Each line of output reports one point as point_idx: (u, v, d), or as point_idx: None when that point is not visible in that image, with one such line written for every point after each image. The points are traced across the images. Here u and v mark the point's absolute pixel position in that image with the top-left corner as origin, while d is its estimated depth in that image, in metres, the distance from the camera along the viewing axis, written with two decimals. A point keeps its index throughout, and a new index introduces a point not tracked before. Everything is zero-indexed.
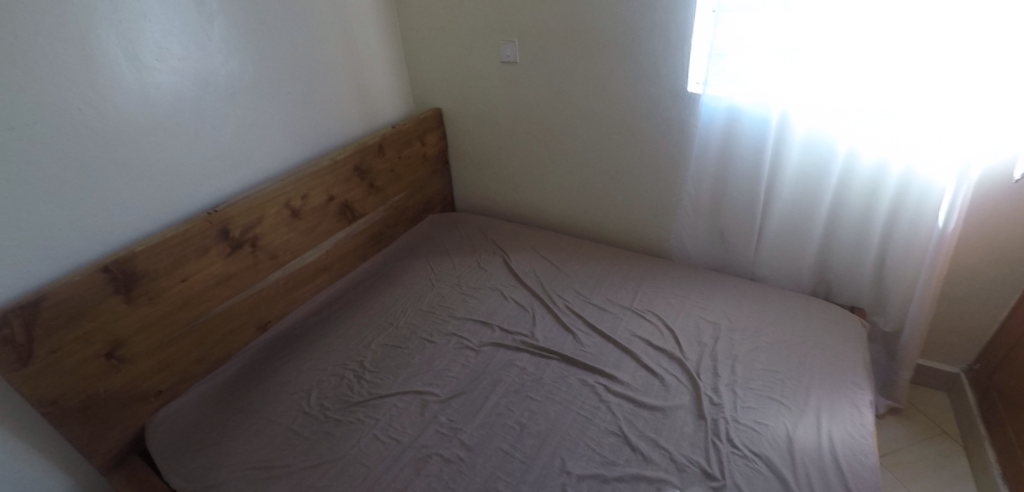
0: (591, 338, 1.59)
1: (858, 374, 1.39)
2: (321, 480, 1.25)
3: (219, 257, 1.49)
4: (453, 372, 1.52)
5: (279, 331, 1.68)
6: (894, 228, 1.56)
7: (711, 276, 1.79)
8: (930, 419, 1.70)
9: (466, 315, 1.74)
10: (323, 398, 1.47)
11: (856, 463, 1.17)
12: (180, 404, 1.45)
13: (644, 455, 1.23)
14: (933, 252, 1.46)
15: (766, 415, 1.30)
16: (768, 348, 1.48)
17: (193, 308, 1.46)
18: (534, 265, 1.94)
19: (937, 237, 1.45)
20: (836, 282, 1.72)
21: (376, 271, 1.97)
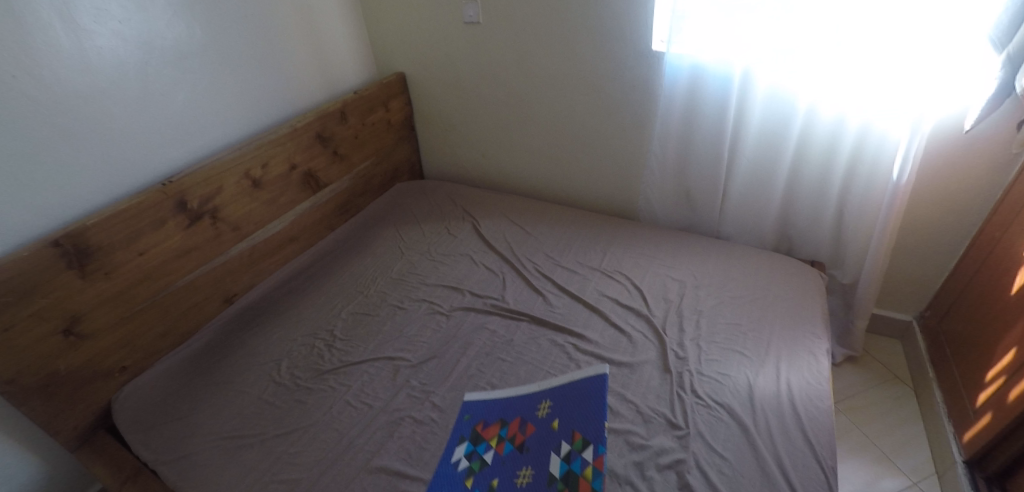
0: (560, 299, 1.61)
1: (815, 325, 1.45)
2: (294, 446, 1.26)
3: (178, 229, 1.45)
4: (424, 338, 1.53)
5: (246, 303, 1.65)
6: (852, 183, 1.60)
7: (678, 235, 1.82)
8: (883, 365, 1.78)
9: (436, 281, 1.74)
10: (294, 368, 1.47)
11: (812, 408, 1.24)
12: (145, 379, 1.43)
13: (611, 408, 1.27)
14: (888, 206, 1.52)
15: (728, 367, 1.34)
16: (731, 303, 1.53)
17: (154, 282, 1.42)
18: (504, 229, 1.95)
19: (892, 190, 1.50)
20: (798, 238, 1.77)
21: (345, 241, 1.95)
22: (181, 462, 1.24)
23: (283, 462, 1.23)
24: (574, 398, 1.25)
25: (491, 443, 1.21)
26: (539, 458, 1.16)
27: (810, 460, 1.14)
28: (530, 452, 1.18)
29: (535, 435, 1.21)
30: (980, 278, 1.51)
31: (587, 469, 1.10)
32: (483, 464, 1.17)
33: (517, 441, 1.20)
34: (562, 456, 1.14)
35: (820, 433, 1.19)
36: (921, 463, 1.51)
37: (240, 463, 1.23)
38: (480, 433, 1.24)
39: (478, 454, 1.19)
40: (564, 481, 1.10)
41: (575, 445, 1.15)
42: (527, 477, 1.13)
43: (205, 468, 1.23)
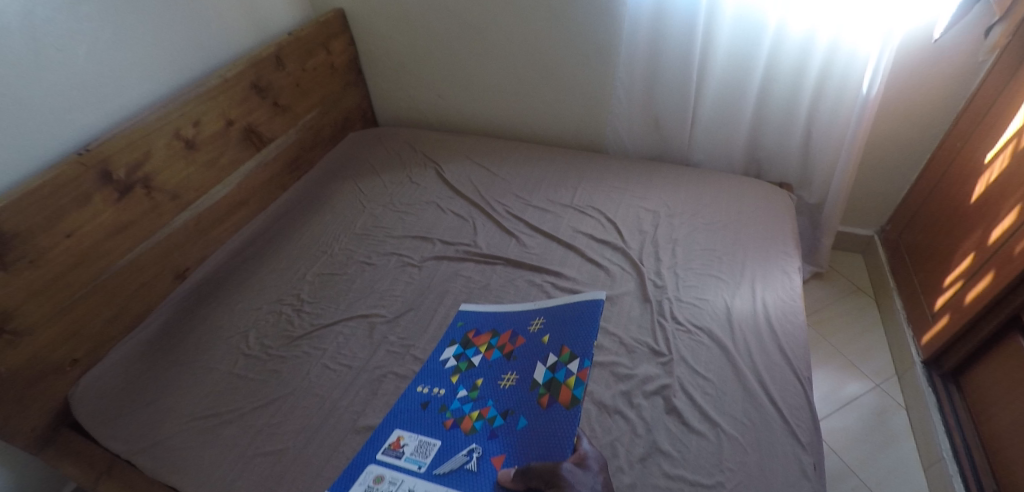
0: (534, 239, 1.57)
1: (786, 243, 1.47)
2: (274, 417, 1.21)
3: (107, 204, 1.32)
4: (397, 291, 1.48)
5: (201, 276, 1.56)
6: (820, 101, 1.58)
7: (647, 165, 1.79)
8: (846, 278, 1.85)
9: (404, 233, 1.67)
10: (263, 337, 1.40)
11: (787, 325, 1.27)
12: (104, 367, 1.34)
13: (595, 342, 1.27)
14: (857, 123, 1.53)
15: (706, 291, 1.36)
16: (704, 230, 1.53)
17: (90, 265, 1.31)
18: (469, 173, 1.87)
19: (861, 106, 1.50)
20: (766, 159, 1.76)
21: (300, 200, 1.84)
22: (156, 448, 1.19)
23: (265, 434, 1.18)
24: (568, 317, 1.27)
25: (481, 350, 1.28)
26: (525, 368, 1.21)
27: (788, 373, 1.18)
28: (517, 359, 1.24)
29: (524, 347, 1.26)
30: (937, 195, 1.57)
31: (569, 378, 1.15)
32: (470, 366, 1.25)
33: (506, 351, 1.27)
34: (546, 366, 1.20)
35: (795, 347, 1.23)
36: (883, 365, 1.60)
37: (219, 442, 1.18)
38: (473, 341, 1.31)
39: (466, 356, 1.27)
40: (546, 387, 1.16)
41: (561, 358, 1.19)
42: (511, 381, 1.20)
43: (183, 450, 1.18)
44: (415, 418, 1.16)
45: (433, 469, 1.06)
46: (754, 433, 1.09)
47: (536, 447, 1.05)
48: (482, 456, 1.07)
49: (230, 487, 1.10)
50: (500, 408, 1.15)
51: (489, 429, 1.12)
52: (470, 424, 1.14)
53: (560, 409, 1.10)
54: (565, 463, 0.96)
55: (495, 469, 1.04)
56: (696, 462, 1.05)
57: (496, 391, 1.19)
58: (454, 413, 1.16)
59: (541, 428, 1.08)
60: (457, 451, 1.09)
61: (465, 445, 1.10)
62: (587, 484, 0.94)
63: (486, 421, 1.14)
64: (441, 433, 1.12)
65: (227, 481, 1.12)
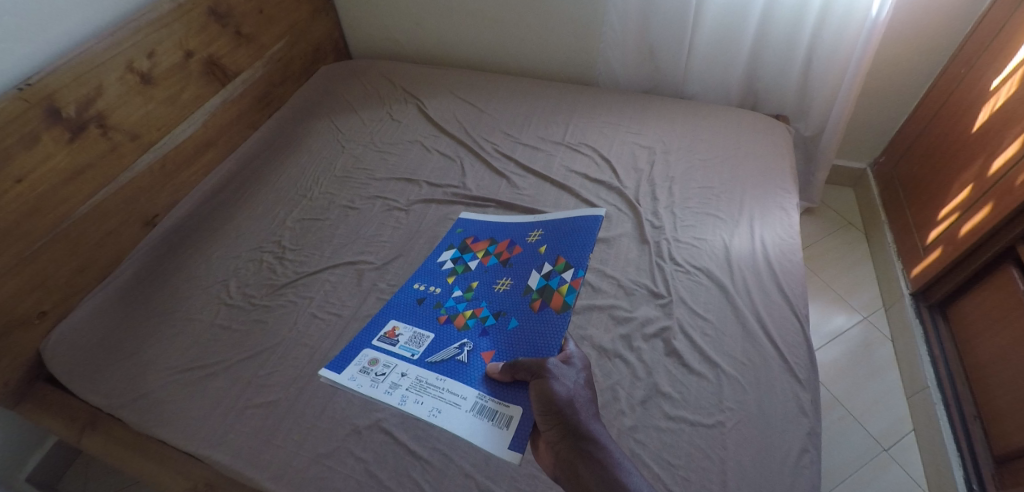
0: (526, 180, 1.51)
1: (785, 180, 1.43)
2: (263, 369, 1.17)
3: (59, 145, 1.20)
4: (385, 237, 1.41)
5: (172, 222, 1.45)
6: (823, 29, 1.50)
7: (641, 99, 1.71)
8: (837, 214, 1.84)
9: (388, 175, 1.58)
10: (245, 286, 1.34)
11: (786, 262, 1.25)
12: (76, 319, 1.26)
13: (593, 286, 1.24)
14: (862, 50, 1.47)
15: (704, 230, 1.32)
16: (701, 166, 1.47)
17: (48, 213, 1.21)
18: (454, 109, 1.76)
19: (869, 30, 1.43)
20: (764, 92, 1.69)
21: (273, 139, 1.72)
22: (140, 402, 1.14)
23: (256, 386, 1.14)
24: (565, 233, 1.34)
25: (478, 256, 1.34)
26: (519, 274, 1.28)
27: (787, 311, 1.17)
28: (513, 265, 1.31)
29: (519, 257, 1.32)
30: (936, 128, 1.54)
31: (562, 285, 1.24)
32: (468, 270, 1.31)
33: (501, 259, 1.32)
34: (540, 273, 1.27)
35: (793, 285, 1.21)
36: (871, 299, 1.62)
37: (207, 395, 1.14)
38: (471, 248, 1.36)
39: (463, 260, 1.33)
40: (540, 292, 1.24)
41: (555, 267, 1.28)
42: (505, 284, 1.27)
43: (169, 404, 1.13)
44: (412, 311, 1.24)
45: (426, 358, 1.16)
46: (753, 372, 1.09)
47: (524, 345, 1.14)
48: (473, 351, 1.15)
49: (223, 440, 1.07)
50: (493, 308, 1.23)
51: (481, 326, 1.20)
52: (463, 321, 1.21)
53: (551, 314, 1.19)
54: (551, 361, 1.02)
55: (484, 362, 1.13)
56: (696, 403, 1.05)
57: (491, 293, 1.26)
58: (448, 309, 1.24)
59: (532, 328, 1.17)
60: (450, 343, 1.17)
61: (458, 339, 1.18)
62: (570, 377, 1.00)
63: (478, 318, 1.21)
64: (435, 329, 1.20)
65: (218, 434, 1.08)
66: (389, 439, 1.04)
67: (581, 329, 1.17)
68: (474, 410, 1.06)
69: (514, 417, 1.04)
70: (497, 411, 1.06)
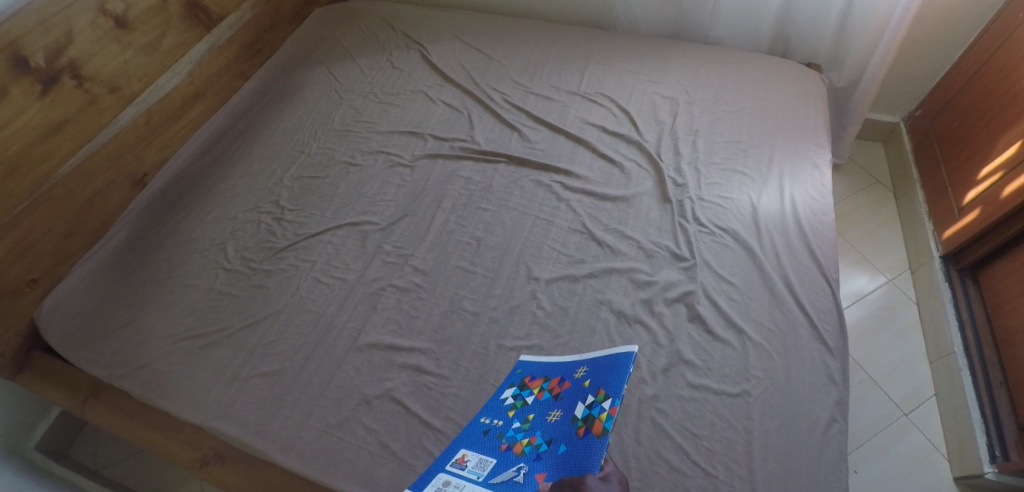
0: (538, 133, 1.41)
1: (817, 133, 1.34)
2: (267, 336, 1.12)
3: (31, 99, 1.10)
4: (389, 195, 1.33)
5: (163, 182, 1.37)
6: None
7: (663, 43, 1.58)
8: (864, 170, 1.76)
9: (390, 128, 1.49)
10: (243, 249, 1.27)
11: (817, 224, 1.17)
12: (69, 287, 1.21)
13: (612, 247, 1.17)
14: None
15: (730, 189, 1.24)
16: (727, 119, 1.38)
17: (28, 173, 1.12)
18: (460, 55, 1.64)
19: None
20: (796, 35, 1.57)
21: (267, 90, 1.60)
22: (141, 372, 1.10)
23: (259, 355, 1.10)
24: (611, 355, 0.92)
25: (530, 388, 0.95)
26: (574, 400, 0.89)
27: (817, 275, 1.10)
28: (568, 393, 0.90)
29: (574, 380, 0.92)
30: (981, 79, 1.42)
31: (603, 411, 0.83)
32: (524, 405, 0.92)
33: (553, 389, 0.93)
34: (586, 401, 0.87)
35: (824, 247, 1.13)
36: (898, 260, 1.56)
37: (209, 364, 1.09)
38: (526, 381, 0.96)
39: (518, 395, 0.94)
40: (587, 419, 0.84)
41: (599, 394, 0.86)
42: (556, 414, 0.88)
43: (171, 374, 1.09)
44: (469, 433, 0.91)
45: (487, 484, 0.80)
46: (781, 339, 1.02)
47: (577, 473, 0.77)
48: (530, 474, 0.80)
49: (229, 411, 1.03)
50: (547, 437, 0.85)
51: (535, 454, 0.83)
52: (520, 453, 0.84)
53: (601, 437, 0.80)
54: (590, 476, 0.76)
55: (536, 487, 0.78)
56: (721, 371, 0.99)
57: (546, 423, 0.87)
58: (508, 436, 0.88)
59: (578, 456, 0.80)
60: (504, 467, 0.82)
61: (512, 463, 0.83)
62: None
63: (534, 447, 0.84)
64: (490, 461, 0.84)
65: (223, 404, 1.04)
66: (400, 409, 1.00)
67: (600, 293, 1.10)
68: None
69: None
70: None
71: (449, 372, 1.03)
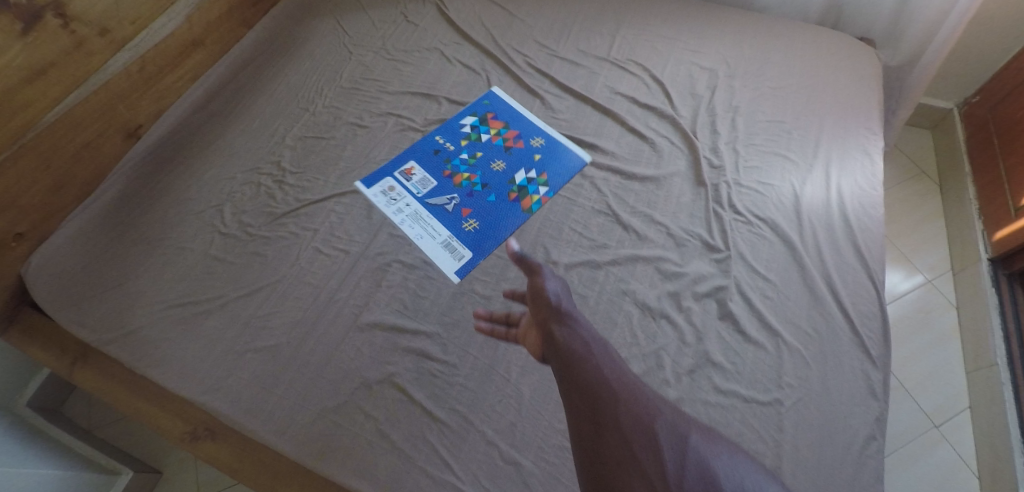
0: (563, 101, 1.29)
1: (870, 116, 1.21)
2: (263, 309, 1.04)
3: (11, 38, 1.00)
4: (399, 162, 1.24)
5: (159, 134, 1.27)
6: None
7: (704, 7, 1.45)
8: (909, 160, 1.63)
9: (402, 88, 1.37)
10: (241, 213, 1.18)
11: (865, 219, 1.06)
12: (62, 239, 1.12)
13: (638, 233, 1.07)
14: None
15: (771, 175, 1.13)
16: (771, 96, 1.25)
17: (9, 119, 1.03)
18: (480, 11, 1.50)
19: None
20: (852, 6, 1.43)
21: (272, 40, 1.49)
22: (130, 339, 1.03)
23: (254, 328, 1.02)
24: (565, 149, 1.21)
25: (475, 153, 1.23)
26: (506, 184, 1.17)
27: (862, 276, 1.00)
28: (513, 154, 1.22)
29: (507, 165, 1.20)
30: None
31: (536, 194, 1.15)
32: (478, 140, 1.25)
33: (493, 166, 1.21)
34: (525, 173, 1.19)
35: (872, 245, 1.03)
36: (939, 259, 1.45)
37: (202, 335, 1.02)
38: (487, 119, 1.29)
39: (477, 129, 1.27)
40: (520, 189, 1.16)
41: (541, 177, 1.17)
42: (498, 166, 1.21)
43: (162, 344, 1.02)
44: (427, 157, 1.23)
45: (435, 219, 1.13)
46: (820, 345, 0.94)
47: (495, 217, 1.13)
48: (458, 207, 1.15)
49: (220, 387, 0.96)
50: (483, 180, 1.19)
51: (469, 189, 1.18)
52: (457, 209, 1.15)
53: (519, 213, 1.13)
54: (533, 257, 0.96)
55: (461, 216, 1.13)
56: (751, 376, 0.91)
57: (487, 168, 1.21)
58: (453, 166, 1.21)
59: (499, 215, 1.13)
60: (441, 191, 1.18)
61: (448, 190, 1.18)
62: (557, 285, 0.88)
63: (470, 184, 1.18)
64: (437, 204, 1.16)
65: (215, 379, 0.97)
66: (403, 396, 0.93)
67: (624, 282, 1.02)
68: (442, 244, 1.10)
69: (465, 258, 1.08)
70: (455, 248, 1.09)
71: (457, 360, 0.96)
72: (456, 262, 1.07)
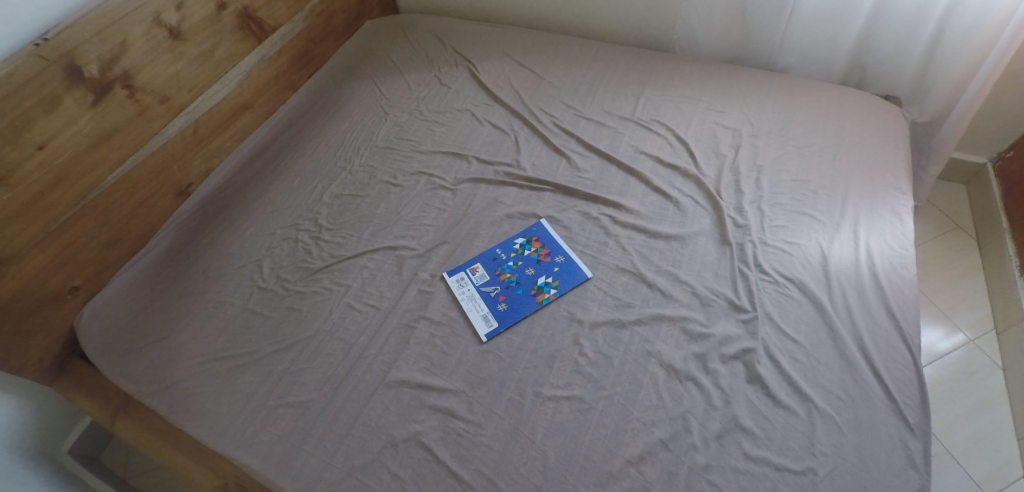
0: (588, 161, 1.33)
1: (898, 175, 1.21)
2: (295, 364, 1.08)
3: (82, 108, 1.09)
4: (429, 219, 1.28)
5: (207, 192, 1.36)
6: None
7: (726, 68, 1.49)
8: (943, 214, 1.61)
9: (433, 147, 1.44)
10: (278, 268, 1.24)
11: (897, 280, 1.05)
12: (109, 294, 1.20)
13: (663, 291, 1.08)
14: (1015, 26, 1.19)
15: (798, 233, 1.13)
16: (796, 155, 1.27)
17: (74, 183, 1.10)
18: (509, 74, 1.58)
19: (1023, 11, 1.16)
20: (875, 65, 1.45)
21: (314, 103, 1.59)
22: (169, 391, 1.07)
23: (287, 383, 1.05)
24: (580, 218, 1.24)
25: (531, 245, 1.20)
26: (552, 272, 1.15)
27: (895, 339, 0.98)
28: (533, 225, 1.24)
29: (560, 256, 1.17)
30: None
31: (552, 263, 1.16)
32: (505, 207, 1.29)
33: (543, 255, 1.18)
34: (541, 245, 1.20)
35: (905, 307, 1.01)
36: (980, 317, 1.41)
37: (238, 388, 1.06)
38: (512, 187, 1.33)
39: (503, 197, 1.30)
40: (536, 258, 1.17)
41: (555, 247, 1.19)
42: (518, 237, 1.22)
43: (199, 395, 1.06)
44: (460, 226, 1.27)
45: (479, 289, 1.14)
46: (854, 411, 0.91)
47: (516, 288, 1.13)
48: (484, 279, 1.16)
49: (252, 442, 0.99)
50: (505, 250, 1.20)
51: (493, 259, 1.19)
52: (503, 282, 1.15)
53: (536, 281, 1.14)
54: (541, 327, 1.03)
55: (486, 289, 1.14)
56: (782, 443, 0.89)
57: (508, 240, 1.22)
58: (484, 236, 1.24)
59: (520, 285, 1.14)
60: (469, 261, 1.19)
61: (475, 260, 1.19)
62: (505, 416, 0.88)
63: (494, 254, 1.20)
64: (488, 274, 1.16)
65: (247, 433, 1.00)
66: (428, 456, 0.94)
67: (649, 343, 1.02)
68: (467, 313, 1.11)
69: (487, 327, 1.08)
70: (478, 318, 1.10)
71: (481, 420, 0.97)
72: (485, 328, 1.08)
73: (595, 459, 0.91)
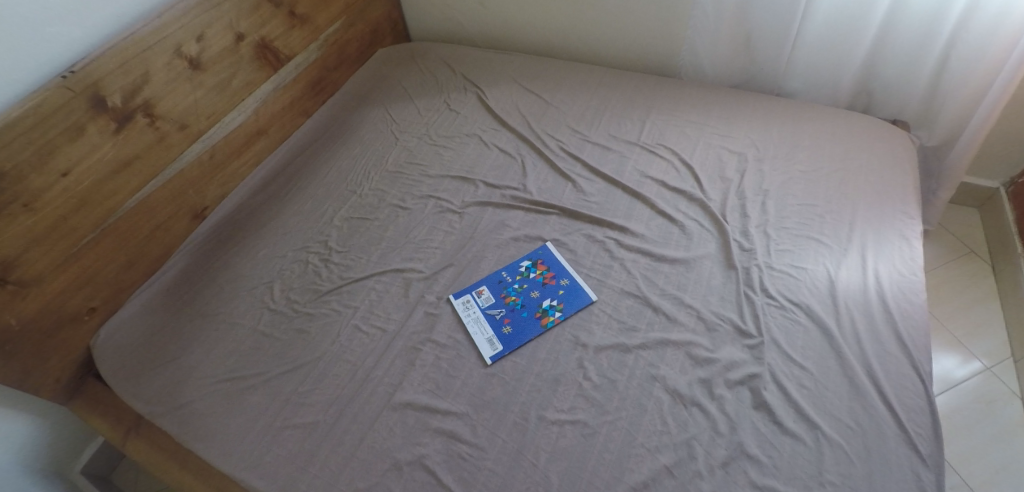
0: (594, 185, 1.35)
1: (905, 199, 1.20)
2: (302, 385, 1.09)
3: (106, 136, 1.13)
4: (436, 242, 1.30)
5: (221, 216, 1.40)
6: (969, 27, 1.25)
7: (731, 92, 1.50)
8: (957, 239, 1.59)
9: (442, 172, 1.46)
10: (289, 290, 1.26)
11: (906, 305, 1.03)
12: (125, 316, 1.23)
13: (668, 315, 1.08)
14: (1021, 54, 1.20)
15: (804, 258, 1.13)
16: (802, 179, 1.27)
17: (95, 207, 1.14)
18: (517, 100, 1.61)
19: None
20: (882, 90, 1.45)
21: (326, 129, 1.63)
22: (179, 412, 1.08)
23: (293, 405, 1.06)
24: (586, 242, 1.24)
25: (536, 268, 1.21)
26: (557, 295, 1.15)
27: (905, 366, 0.96)
28: (537, 250, 1.24)
29: (565, 279, 1.18)
30: None
31: (556, 286, 1.17)
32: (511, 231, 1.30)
33: (548, 278, 1.19)
34: (545, 270, 1.20)
35: (915, 334, 1.00)
36: (997, 345, 1.38)
37: (245, 409, 1.07)
38: None
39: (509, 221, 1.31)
40: (540, 284, 1.18)
41: (559, 272, 1.19)
42: (523, 262, 1.23)
43: (208, 417, 1.07)
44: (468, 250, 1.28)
45: (485, 311, 1.15)
46: (863, 439, 0.89)
47: (519, 313, 1.14)
48: (489, 304, 1.16)
49: (258, 463, 1.00)
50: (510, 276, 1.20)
51: (498, 285, 1.19)
52: (508, 304, 1.16)
53: (539, 306, 1.14)
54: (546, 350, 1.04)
55: (490, 314, 1.14)
56: (790, 472, 0.87)
57: (513, 265, 1.23)
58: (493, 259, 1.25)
59: (524, 311, 1.14)
60: (473, 287, 1.20)
61: (479, 285, 1.20)
62: None
63: (499, 280, 1.20)
64: (493, 297, 1.17)
65: (254, 455, 1.01)
66: (431, 479, 0.94)
67: (654, 367, 1.02)
68: (472, 337, 1.11)
69: (491, 351, 1.09)
70: (483, 342, 1.10)
71: (485, 443, 0.97)
72: (489, 351, 1.08)
73: (598, 484, 0.90)
